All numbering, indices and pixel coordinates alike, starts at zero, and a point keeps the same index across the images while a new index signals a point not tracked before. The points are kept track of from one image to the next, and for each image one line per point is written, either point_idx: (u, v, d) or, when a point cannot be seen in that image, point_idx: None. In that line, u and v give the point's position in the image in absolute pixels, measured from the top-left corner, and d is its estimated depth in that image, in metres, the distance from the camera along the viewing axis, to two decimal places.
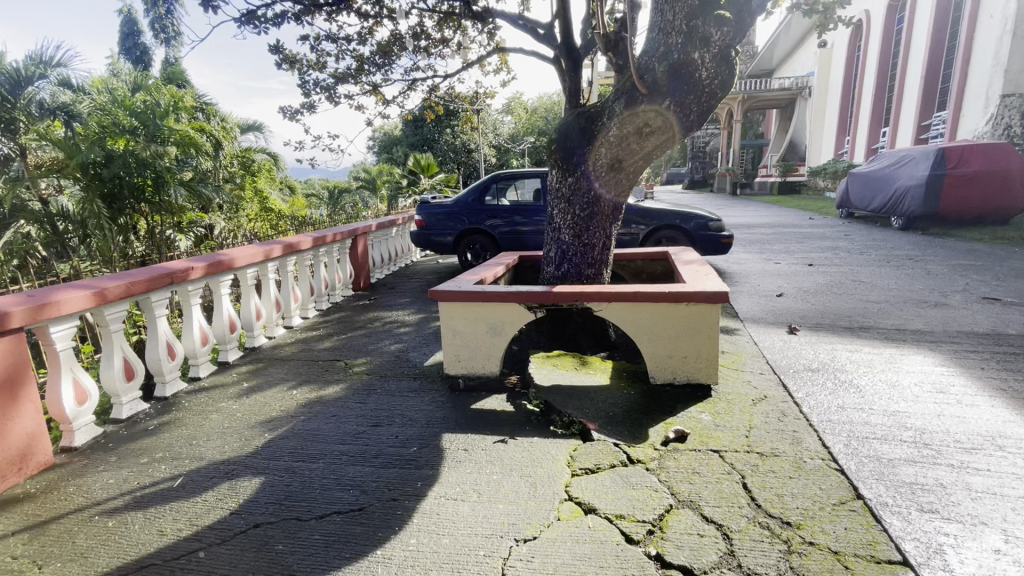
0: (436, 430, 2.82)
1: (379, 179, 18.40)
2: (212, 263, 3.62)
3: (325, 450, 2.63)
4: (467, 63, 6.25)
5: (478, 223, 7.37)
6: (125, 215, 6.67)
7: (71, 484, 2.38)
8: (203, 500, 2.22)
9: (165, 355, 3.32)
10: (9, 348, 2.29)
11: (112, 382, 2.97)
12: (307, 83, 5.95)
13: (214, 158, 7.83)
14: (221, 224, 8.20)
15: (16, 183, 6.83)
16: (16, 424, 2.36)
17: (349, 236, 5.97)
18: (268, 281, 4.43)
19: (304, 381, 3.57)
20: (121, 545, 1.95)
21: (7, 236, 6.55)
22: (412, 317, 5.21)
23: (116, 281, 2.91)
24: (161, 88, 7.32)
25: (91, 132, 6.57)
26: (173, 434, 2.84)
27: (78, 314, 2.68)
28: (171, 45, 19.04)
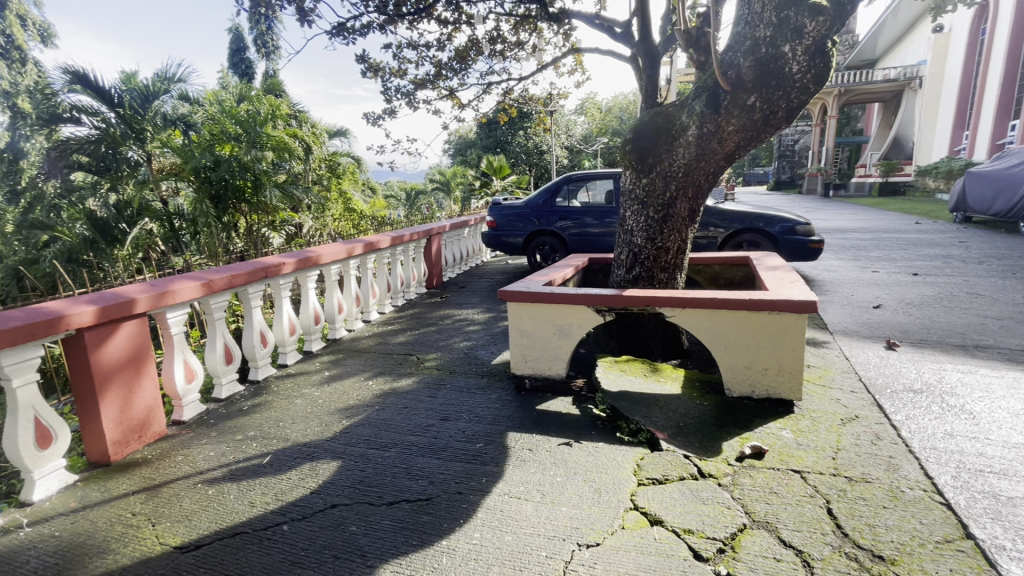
0: (502, 428, 2.87)
1: (454, 181, 19.01)
2: (302, 259, 3.92)
3: (397, 440, 2.76)
4: (542, 65, 6.27)
5: (549, 224, 7.37)
6: (229, 214, 7.47)
7: (179, 454, 2.67)
8: (288, 478, 2.41)
9: (259, 342, 3.63)
10: (136, 330, 2.63)
11: (214, 365, 3.30)
12: (389, 89, 6.24)
13: (305, 162, 8.42)
14: (309, 224, 8.83)
15: (143, 186, 7.83)
16: (138, 396, 2.68)
17: (424, 236, 6.22)
18: (349, 277, 4.71)
19: (379, 373, 3.76)
20: (218, 511, 2.16)
21: (134, 233, 7.48)
22: (482, 315, 5.32)
23: (221, 273, 3.24)
24: (262, 98, 7.99)
25: (203, 139, 7.31)
26: (263, 415, 3.10)
27: (190, 302, 3.01)
28: (271, 59, 20.72)
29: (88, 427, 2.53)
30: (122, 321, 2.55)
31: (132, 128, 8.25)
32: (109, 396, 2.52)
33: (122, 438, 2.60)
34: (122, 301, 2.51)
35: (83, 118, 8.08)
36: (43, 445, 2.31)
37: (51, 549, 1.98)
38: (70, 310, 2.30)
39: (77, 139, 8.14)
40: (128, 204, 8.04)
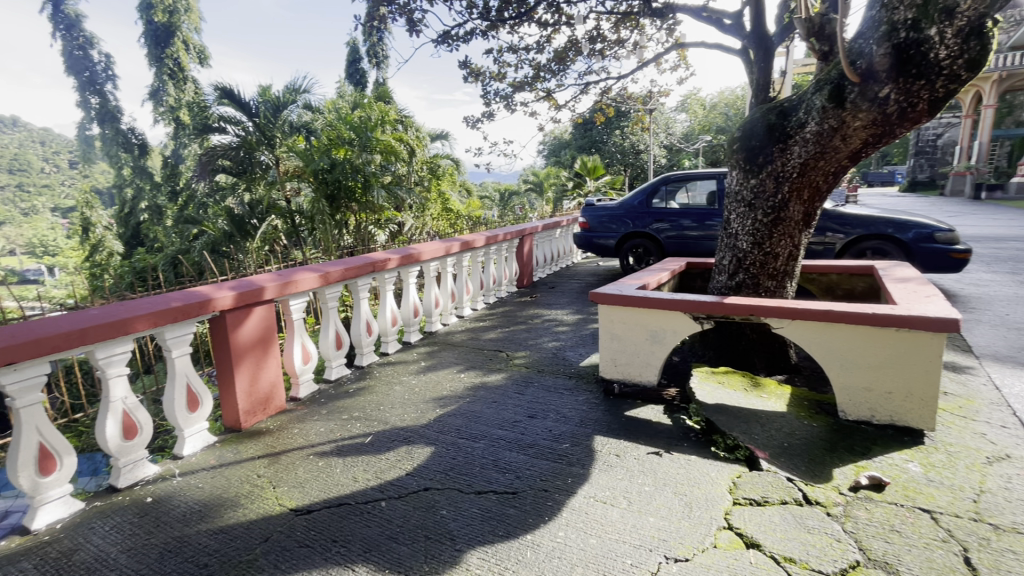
0: (589, 431, 2.85)
1: (547, 182, 19.18)
2: (406, 255, 4.19)
3: (487, 432, 2.85)
4: (643, 62, 6.09)
5: (643, 226, 7.15)
6: (341, 212, 8.22)
7: (296, 427, 2.98)
8: (387, 458, 2.60)
9: (365, 331, 3.94)
10: (265, 314, 2.98)
11: (327, 349, 3.64)
12: (488, 93, 6.43)
13: (409, 164, 8.97)
14: (410, 222, 8.96)
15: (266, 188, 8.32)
16: (265, 372, 3.04)
17: (517, 236, 6.35)
18: (447, 274, 4.96)
19: (471, 367, 3.91)
20: (327, 482, 2.39)
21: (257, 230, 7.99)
22: (571, 317, 5.30)
23: (336, 266, 3.57)
24: (373, 105, 8.61)
25: (322, 145, 8.15)
26: (367, 399, 3.36)
27: (309, 291, 3.35)
28: (382, 68, 22.30)
29: (225, 397, 2.92)
30: (255, 305, 2.91)
31: (265, 135, 9.36)
32: (242, 371, 2.89)
33: (250, 409, 2.97)
34: (254, 288, 2.86)
35: (227, 128, 9.26)
36: (192, 408, 2.71)
37: (197, 498, 2.31)
38: (215, 294, 2.67)
39: (223, 146, 9.38)
40: (259, 203, 9.13)
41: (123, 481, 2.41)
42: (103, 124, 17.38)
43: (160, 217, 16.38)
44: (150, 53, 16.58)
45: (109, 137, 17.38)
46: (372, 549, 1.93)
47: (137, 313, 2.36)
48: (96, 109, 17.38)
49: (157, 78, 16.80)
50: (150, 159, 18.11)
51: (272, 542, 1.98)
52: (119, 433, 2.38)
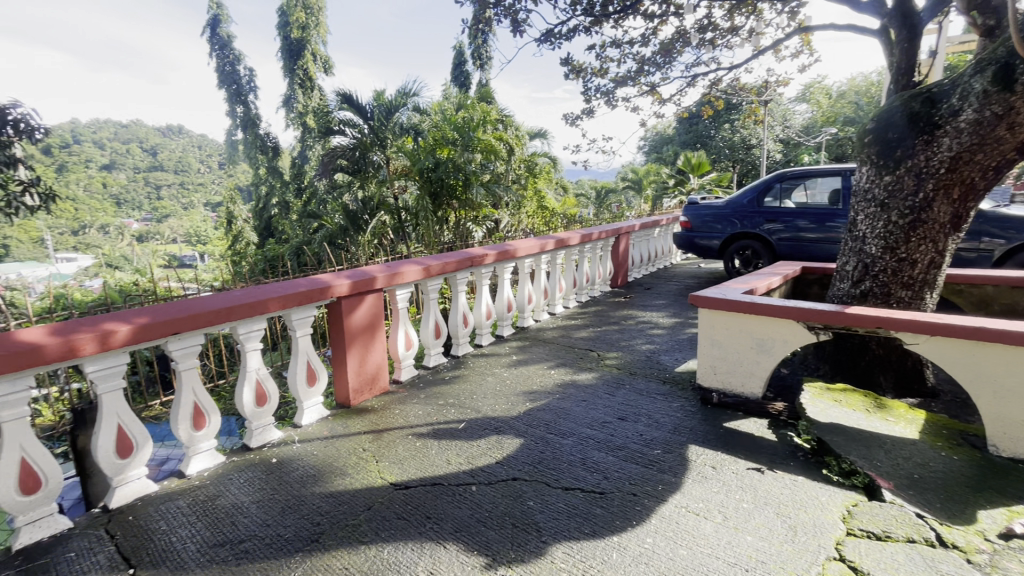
0: (683, 439, 2.74)
1: (647, 179, 18.61)
2: (502, 251, 4.30)
3: (576, 430, 2.85)
4: (760, 50, 5.66)
5: (752, 227, 6.66)
6: (443, 209, 8.64)
7: (397, 408, 3.20)
8: (479, 445, 2.70)
9: (462, 323, 4.12)
10: (374, 302, 3.24)
11: (426, 337, 3.86)
12: (589, 90, 6.36)
13: (507, 163, 9.18)
14: (506, 219, 9.23)
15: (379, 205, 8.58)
16: (372, 355, 3.31)
17: (613, 234, 6.24)
18: (541, 271, 5.01)
19: (561, 363, 3.93)
20: (423, 462, 2.55)
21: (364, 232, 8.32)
22: (667, 320, 5.10)
23: (438, 260, 3.77)
24: (476, 105, 8.91)
25: (428, 145, 8.63)
26: (461, 387, 3.52)
27: (414, 282, 3.58)
28: (486, 69, 22.99)
29: (338, 375, 3.21)
30: (367, 293, 3.17)
31: (378, 137, 10.13)
32: (353, 352, 3.16)
33: (359, 387, 3.25)
34: (366, 277, 3.12)
35: (346, 130, 10.11)
36: (311, 382, 3.02)
37: (312, 463, 2.59)
38: (334, 281, 2.96)
39: (342, 147, 10.26)
40: (371, 200, 9.88)
41: (254, 442, 2.76)
42: (245, 129, 19.81)
43: (287, 212, 18.37)
44: (286, 65, 18.64)
45: (250, 141, 19.77)
46: (463, 529, 2.02)
47: (271, 296, 2.68)
48: (241, 117, 19.87)
49: (290, 87, 18.82)
50: (281, 159, 20.32)
51: (374, 511, 2.16)
52: (253, 400, 2.73)
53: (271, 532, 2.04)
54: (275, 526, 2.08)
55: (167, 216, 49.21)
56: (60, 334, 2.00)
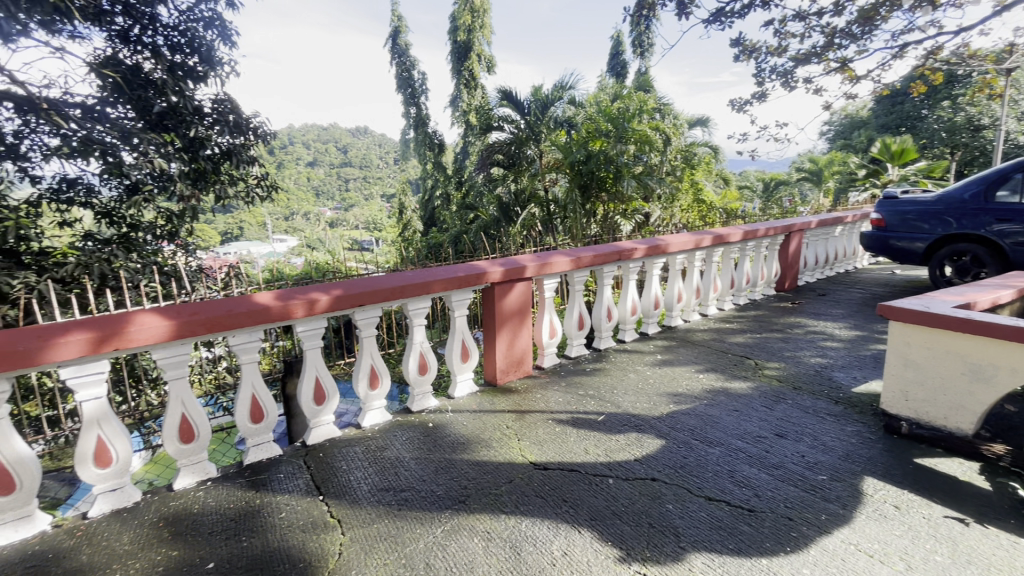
0: (856, 468, 2.38)
1: (828, 170, 16.22)
2: (653, 246, 4.16)
3: (724, 440, 2.66)
4: (1004, 5, 4.52)
5: (973, 227, 5.40)
6: (592, 202, 8.61)
7: (539, 392, 3.33)
8: (619, 439, 2.68)
9: (606, 316, 4.09)
10: (524, 289, 3.39)
11: (570, 328, 3.92)
12: (763, 71, 5.77)
13: (662, 153, 8.81)
14: (657, 213, 8.91)
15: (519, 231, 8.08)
16: (520, 339, 3.48)
17: (783, 232, 5.58)
18: (694, 268, 4.73)
19: (711, 368, 3.68)
20: (562, 447, 2.62)
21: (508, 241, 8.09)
22: (845, 332, 4.43)
23: (587, 252, 3.79)
24: (632, 95, 8.66)
25: (581, 138, 8.65)
26: (601, 380, 3.52)
27: (562, 273, 3.66)
28: (645, 58, 22.14)
29: (487, 355, 3.45)
30: (517, 281, 3.34)
31: (534, 131, 10.48)
32: (502, 335, 3.37)
33: (505, 368, 3.45)
34: (518, 266, 3.28)
35: (504, 126, 10.63)
36: (464, 359, 3.29)
37: (462, 432, 2.83)
38: (489, 268, 3.18)
39: (500, 142, 10.84)
40: (523, 192, 10.36)
41: (415, 406, 3.11)
42: (417, 128, 22.04)
43: (448, 203, 20.03)
44: (454, 67, 20.28)
45: (420, 139, 21.93)
46: (598, 518, 2.04)
47: (436, 279, 2.99)
48: (414, 117, 22.13)
49: (457, 88, 20.41)
50: (445, 155, 22.20)
51: (515, 485, 2.29)
52: (416, 369, 3.07)
53: (426, 486, 2.31)
54: (429, 482, 2.34)
55: (353, 206, 57.35)
56: (280, 298, 2.49)
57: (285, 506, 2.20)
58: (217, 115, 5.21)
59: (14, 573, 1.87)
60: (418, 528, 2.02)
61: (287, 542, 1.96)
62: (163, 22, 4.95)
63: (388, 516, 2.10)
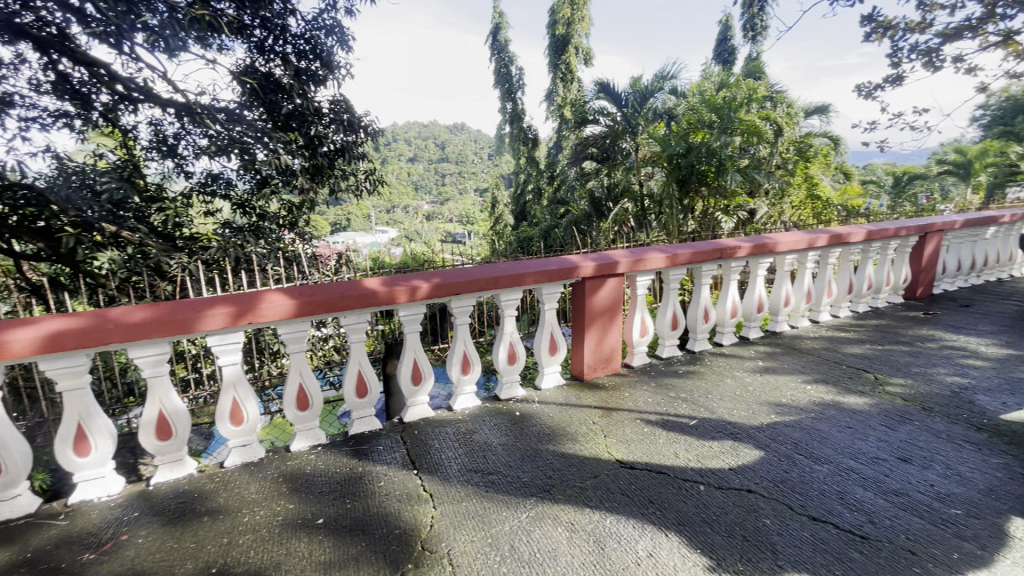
0: (1001, 506, 2.06)
1: (979, 162, 13.99)
2: (759, 244, 3.88)
3: (834, 458, 2.43)
4: None
5: None
6: (690, 197, 8.22)
7: (627, 391, 3.26)
8: (713, 446, 2.56)
9: (702, 318, 3.89)
10: (615, 285, 3.33)
11: (662, 328, 3.78)
12: (899, 51, 5.11)
13: (772, 145, 8.15)
14: (763, 209, 8.35)
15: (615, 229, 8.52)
16: (609, 336, 3.43)
17: (917, 232, 4.92)
18: (804, 270, 4.34)
19: (821, 380, 3.36)
20: (650, 449, 2.55)
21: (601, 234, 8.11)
22: (993, 350, 3.82)
23: (685, 249, 3.63)
24: (740, 83, 8.10)
25: (681, 130, 8.27)
26: (695, 383, 3.36)
27: (657, 270, 3.54)
28: (757, 42, 20.49)
29: (575, 350, 3.44)
30: (610, 276, 3.29)
31: (631, 123, 10.20)
32: (591, 331, 3.34)
33: (593, 364, 3.42)
34: (611, 261, 3.23)
35: (600, 119, 10.45)
36: (552, 352, 3.31)
37: (549, 423, 2.86)
38: (581, 262, 3.17)
39: (595, 135, 10.70)
40: (616, 186, 10.18)
41: (504, 394, 3.19)
42: (513, 124, 22.37)
43: (539, 197, 20.15)
44: (552, 62, 20.28)
45: (515, 134, 22.24)
46: (687, 524, 1.97)
47: (528, 271, 3.04)
48: (509, 112, 22.50)
49: (553, 82, 20.39)
50: (539, 150, 22.33)
51: (600, 480, 2.28)
52: (505, 358, 3.16)
53: (512, 472, 2.38)
54: (515, 468, 2.40)
55: (448, 199, 59.74)
56: (385, 284, 2.68)
57: (384, 475, 2.38)
58: (334, 115, 5.68)
59: (170, 505, 2.22)
60: (504, 511, 2.09)
61: (384, 508, 2.13)
62: (292, 32, 5.49)
63: (476, 496, 2.20)
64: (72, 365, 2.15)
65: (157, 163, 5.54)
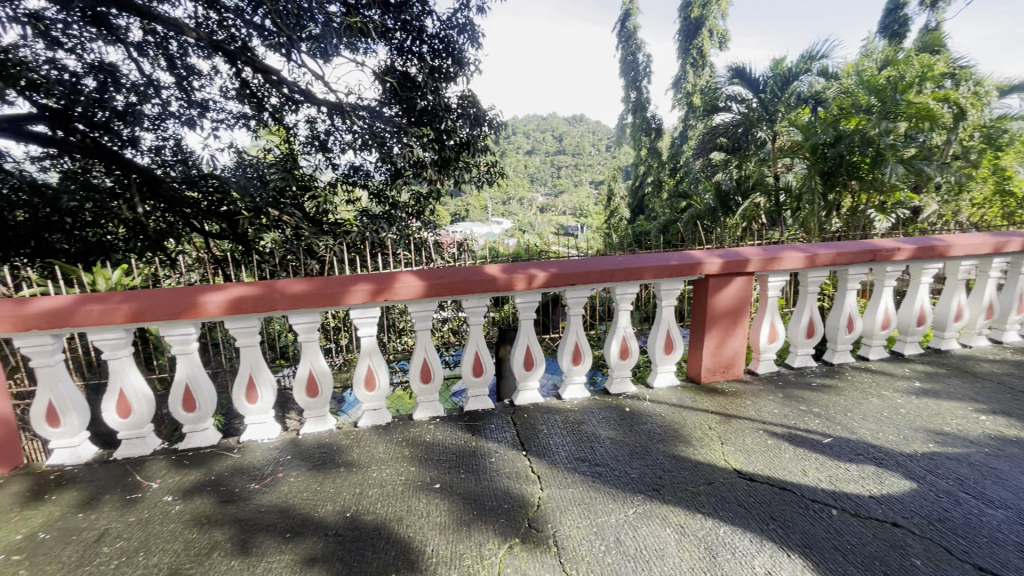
0: None
1: None
2: (925, 246, 3.34)
3: (1013, 503, 2.04)
4: None
5: None
6: (835, 192, 7.32)
7: (750, 399, 3.03)
8: (850, 469, 2.29)
9: (845, 327, 3.46)
10: (743, 285, 3.11)
11: (795, 335, 3.44)
12: None
13: (949, 131, 6.91)
14: (932, 207, 7.13)
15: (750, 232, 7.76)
16: (732, 340, 3.21)
17: None
18: (985, 279, 3.65)
19: (1001, 411, 2.82)
20: (773, 462, 2.36)
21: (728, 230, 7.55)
22: None
23: (828, 249, 3.26)
24: (911, 59, 6.95)
25: (830, 116, 7.36)
26: (831, 399, 3.01)
27: (793, 271, 3.23)
28: (938, 9, 17.35)
29: (693, 351, 3.28)
30: (737, 275, 3.08)
31: (769, 110, 9.31)
32: (713, 332, 3.15)
33: (713, 368, 3.23)
34: (740, 259, 3.02)
35: (732, 106, 9.69)
36: (667, 350, 3.19)
37: (661, 423, 2.77)
38: (705, 259, 3.00)
39: (725, 124, 9.88)
40: (747, 179, 9.42)
41: (614, 389, 3.15)
42: (635, 113, 21.65)
43: (659, 190, 19.31)
44: (682, 47, 19.16)
45: (637, 124, 21.43)
46: (814, 548, 1.80)
47: (646, 266, 2.95)
48: (633, 102, 21.82)
49: (682, 68, 19.29)
50: (662, 141, 21.35)
51: (714, 488, 2.17)
52: (617, 352, 3.12)
53: (620, 466, 2.35)
54: (623, 463, 2.38)
55: (563, 191, 59.80)
56: (505, 271, 2.80)
57: (495, 452, 2.51)
58: (462, 110, 5.93)
59: (315, 453, 2.57)
60: (611, 503, 2.08)
61: (495, 483, 2.25)
62: (428, 33, 5.88)
63: (583, 485, 2.22)
64: (247, 325, 2.58)
65: (311, 157, 6.32)
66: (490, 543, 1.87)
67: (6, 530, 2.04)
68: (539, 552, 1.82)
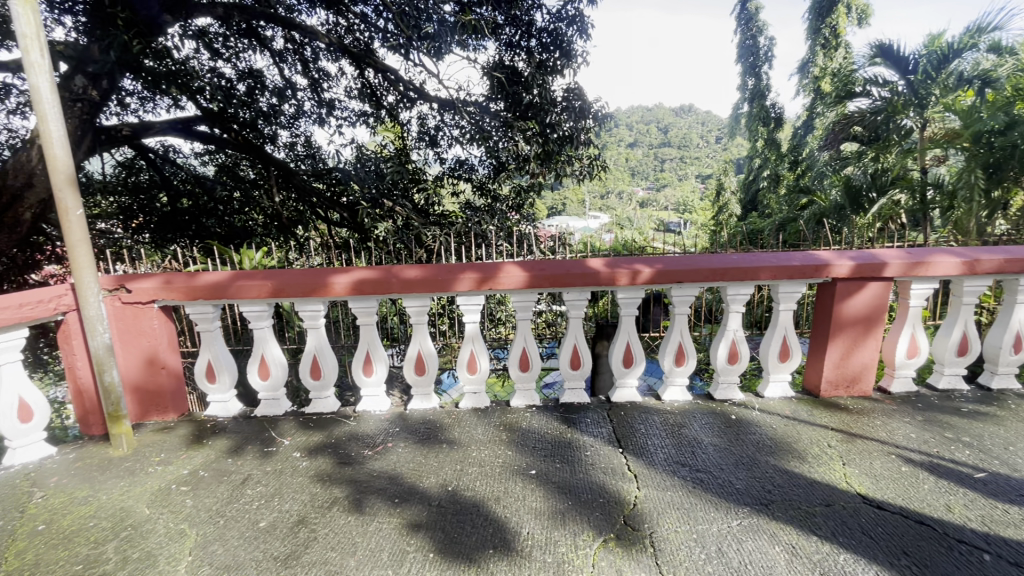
0: None
1: None
2: None
3: None
4: None
5: None
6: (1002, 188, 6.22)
7: (879, 419, 2.70)
8: (1010, 511, 1.96)
9: (1010, 346, 2.94)
10: (879, 290, 2.78)
11: (943, 351, 2.99)
12: None
13: None
14: None
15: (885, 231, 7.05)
16: (861, 351, 2.88)
17: None
18: None
19: None
20: (907, 491, 2.09)
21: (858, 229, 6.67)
22: None
23: (993, 255, 2.81)
24: None
25: (1001, 98, 6.25)
26: (987, 429, 2.58)
27: (944, 278, 2.82)
28: None
29: (813, 360, 2.99)
30: (873, 279, 2.76)
31: (918, 94, 8.07)
32: (838, 341, 2.86)
33: (835, 381, 2.92)
34: (877, 261, 2.71)
35: (872, 91, 8.61)
36: (782, 358, 2.95)
37: (771, 435, 2.58)
38: (834, 260, 2.73)
39: (861, 112, 8.81)
40: (885, 172, 8.53)
41: (719, 394, 2.98)
42: (752, 102, 20.05)
43: (777, 186, 17.75)
44: (812, 26, 17.30)
45: (754, 113, 19.81)
46: None
47: (764, 265, 2.75)
48: (751, 89, 20.22)
49: (811, 51, 17.49)
50: (782, 131, 19.58)
51: (833, 510, 1.98)
52: (724, 356, 2.94)
53: (724, 475, 2.23)
54: (726, 472, 2.25)
55: (667, 185, 57.33)
56: (609, 265, 2.76)
57: (590, 446, 2.50)
58: (567, 103, 5.91)
59: (420, 429, 2.75)
60: (713, 512, 1.99)
61: (589, 476, 2.25)
62: (537, 26, 5.92)
63: (682, 489, 2.14)
64: (367, 306, 2.81)
65: (421, 151, 6.69)
66: (584, 535, 1.88)
67: (176, 465, 2.44)
68: (634, 551, 1.80)
